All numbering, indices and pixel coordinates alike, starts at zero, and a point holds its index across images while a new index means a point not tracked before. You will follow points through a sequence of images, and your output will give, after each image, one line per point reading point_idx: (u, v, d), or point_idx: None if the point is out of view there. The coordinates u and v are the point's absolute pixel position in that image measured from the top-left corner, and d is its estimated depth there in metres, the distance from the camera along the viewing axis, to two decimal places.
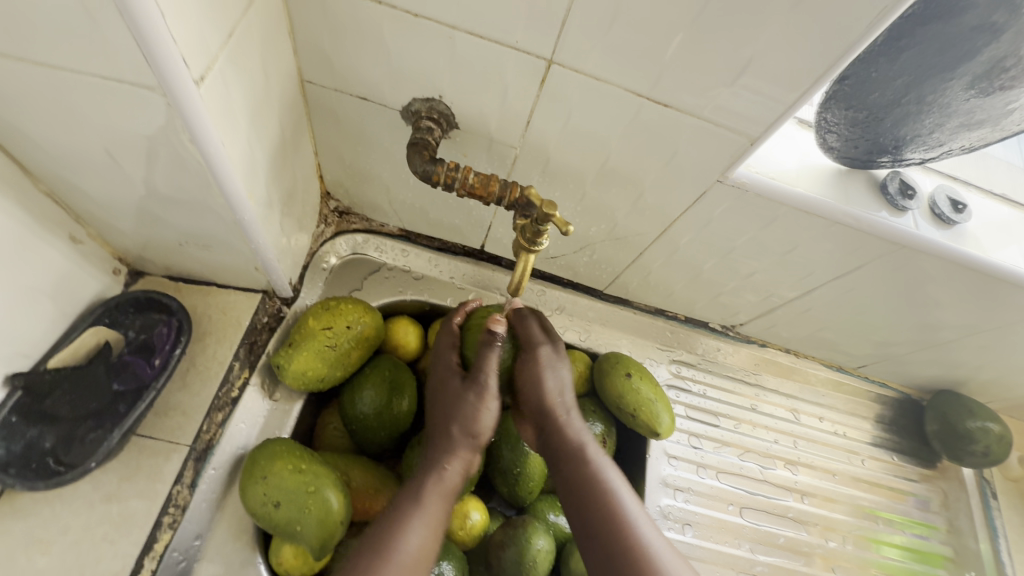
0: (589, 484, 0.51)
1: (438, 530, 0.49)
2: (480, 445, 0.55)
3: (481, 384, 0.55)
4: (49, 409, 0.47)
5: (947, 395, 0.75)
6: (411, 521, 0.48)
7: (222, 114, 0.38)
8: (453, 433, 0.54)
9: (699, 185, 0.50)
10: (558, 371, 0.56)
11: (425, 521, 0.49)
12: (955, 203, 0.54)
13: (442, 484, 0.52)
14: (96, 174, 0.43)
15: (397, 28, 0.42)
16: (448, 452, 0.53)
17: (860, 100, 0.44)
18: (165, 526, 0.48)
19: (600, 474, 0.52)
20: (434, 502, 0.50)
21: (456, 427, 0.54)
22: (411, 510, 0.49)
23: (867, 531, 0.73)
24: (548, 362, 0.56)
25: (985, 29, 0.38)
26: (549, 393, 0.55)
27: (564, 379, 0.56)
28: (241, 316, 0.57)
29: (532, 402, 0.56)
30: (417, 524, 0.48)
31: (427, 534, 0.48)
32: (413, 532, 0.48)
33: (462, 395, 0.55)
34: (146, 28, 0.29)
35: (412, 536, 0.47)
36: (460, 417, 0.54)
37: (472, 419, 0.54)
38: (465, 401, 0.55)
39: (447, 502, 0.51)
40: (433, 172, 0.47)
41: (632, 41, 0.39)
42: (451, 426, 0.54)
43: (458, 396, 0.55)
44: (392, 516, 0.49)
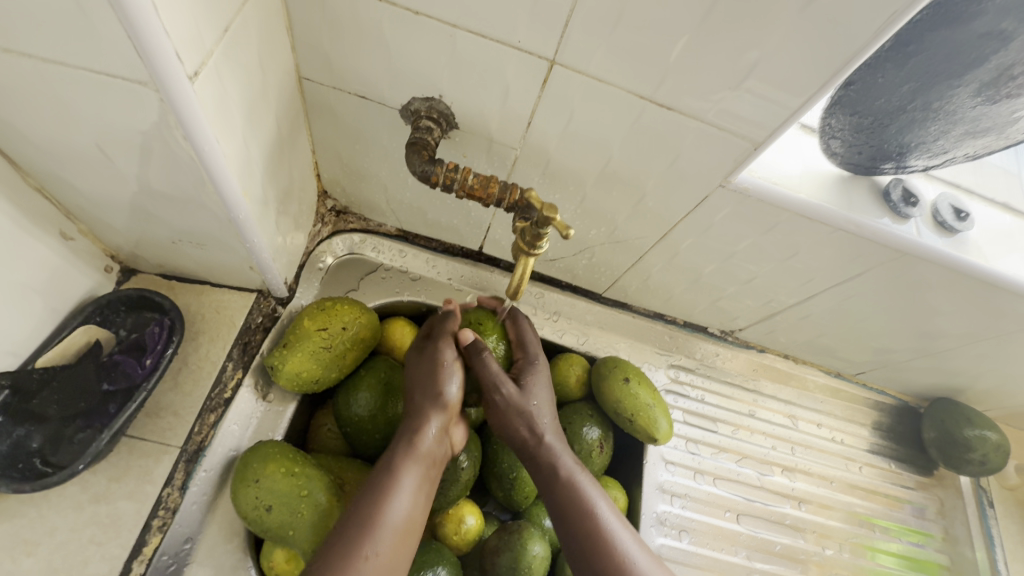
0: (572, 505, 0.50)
1: (421, 499, 0.48)
2: (450, 412, 0.53)
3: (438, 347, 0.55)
4: (36, 409, 0.46)
5: (945, 402, 0.75)
6: (395, 488, 0.47)
7: (217, 111, 0.37)
8: (422, 400, 0.52)
9: (701, 189, 0.50)
10: (534, 392, 0.55)
11: (406, 489, 0.47)
12: (958, 211, 0.53)
13: (416, 449, 0.49)
14: (87, 170, 0.42)
15: (397, 25, 0.42)
16: (422, 416, 0.51)
17: (865, 106, 0.44)
18: (155, 529, 0.48)
19: (576, 477, 0.52)
20: (412, 469, 0.48)
21: (423, 397, 0.53)
22: (391, 477, 0.47)
23: (863, 538, 0.72)
24: (536, 381, 0.55)
25: (992, 37, 0.37)
26: (517, 421, 0.53)
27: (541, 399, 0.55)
28: (235, 316, 0.57)
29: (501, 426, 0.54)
30: (404, 489, 0.47)
31: (410, 501, 0.47)
32: (397, 498, 0.46)
33: (427, 362, 0.54)
34: (137, 21, 0.29)
35: (395, 503, 0.46)
36: (426, 382, 0.53)
37: (439, 385, 0.53)
38: (422, 365, 0.54)
39: (425, 469, 0.49)
40: (433, 173, 0.46)
41: (636, 42, 0.39)
42: (417, 393, 0.53)
43: (419, 361, 0.55)
44: (374, 483, 0.47)
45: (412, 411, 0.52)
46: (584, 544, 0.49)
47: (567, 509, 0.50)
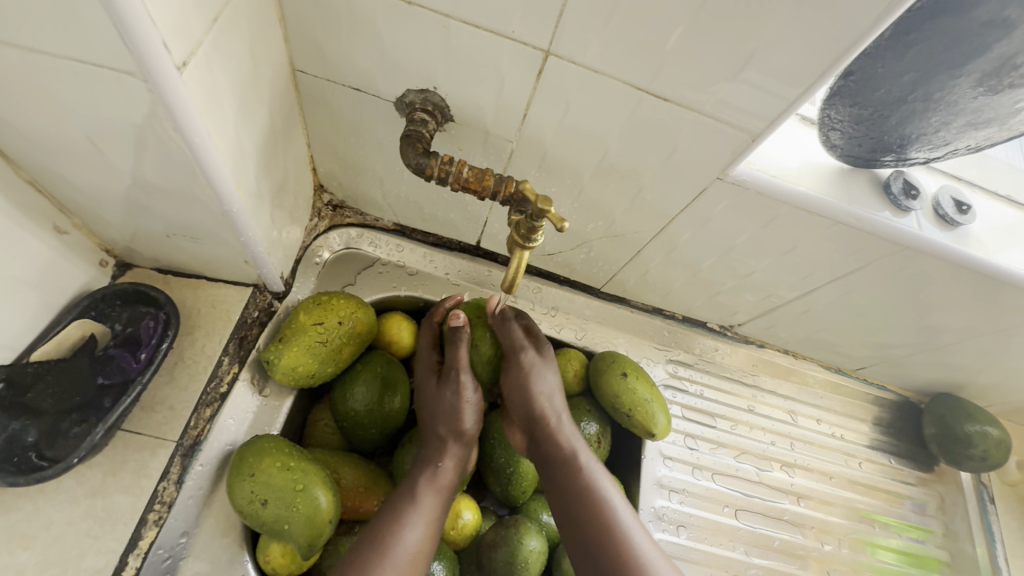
0: (581, 495, 0.52)
1: (435, 525, 0.50)
2: (467, 438, 0.55)
3: (456, 380, 0.55)
4: (30, 403, 0.46)
5: (946, 398, 0.75)
6: (410, 517, 0.49)
7: (208, 103, 0.37)
8: (440, 431, 0.55)
9: (699, 182, 0.49)
10: (545, 374, 0.56)
11: (420, 517, 0.49)
12: (959, 204, 0.53)
13: (433, 480, 0.52)
14: (79, 164, 0.42)
15: (390, 15, 0.41)
16: (440, 451, 0.54)
17: (865, 97, 0.43)
18: (150, 523, 0.48)
19: (591, 472, 0.53)
20: (428, 498, 0.51)
21: (442, 427, 0.55)
22: (407, 506, 0.49)
23: (863, 534, 0.72)
24: (538, 367, 0.56)
25: (995, 25, 0.36)
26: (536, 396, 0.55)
27: (553, 383, 0.56)
28: (231, 311, 0.57)
29: (518, 410, 0.56)
30: (415, 519, 0.49)
31: (423, 530, 0.48)
32: (411, 526, 0.48)
33: (443, 394, 0.55)
34: (121, 9, 0.28)
35: (409, 533, 0.48)
36: (445, 413, 0.55)
37: (456, 416, 0.55)
38: (442, 399, 0.55)
39: (440, 499, 0.51)
40: (428, 165, 0.46)
41: (631, 32, 0.38)
42: (436, 424, 0.55)
43: (437, 394, 0.56)
44: (391, 512, 0.49)
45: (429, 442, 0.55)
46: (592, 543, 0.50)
47: (577, 500, 0.52)
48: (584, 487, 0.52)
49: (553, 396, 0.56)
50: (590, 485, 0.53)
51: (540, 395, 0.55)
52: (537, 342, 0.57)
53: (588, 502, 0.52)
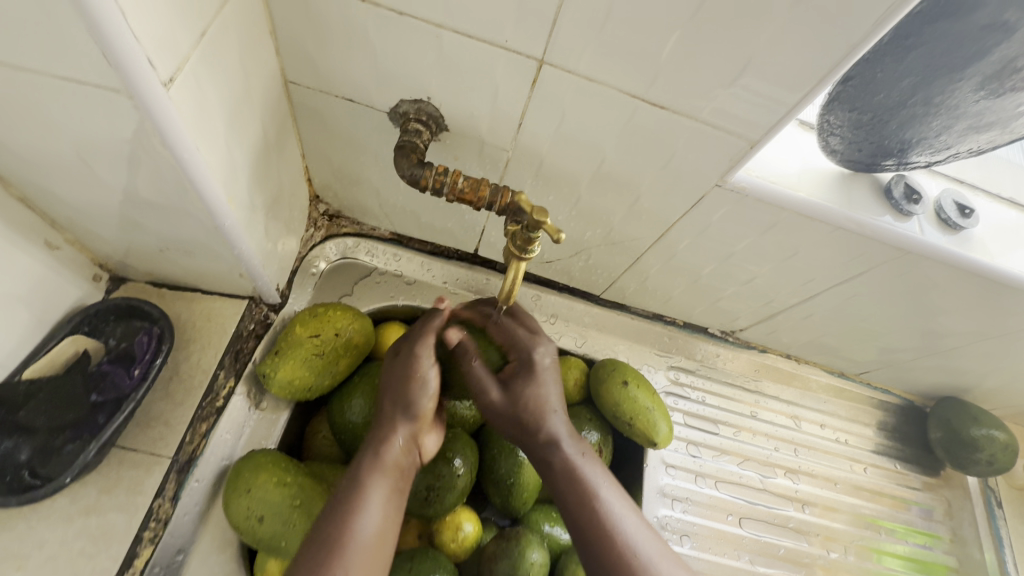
0: (575, 492, 0.48)
1: (392, 514, 0.46)
2: (423, 419, 0.49)
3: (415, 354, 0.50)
4: (24, 421, 0.46)
5: (951, 402, 0.74)
6: (362, 504, 0.44)
7: (196, 118, 0.36)
8: (392, 411, 0.49)
9: (697, 189, 0.49)
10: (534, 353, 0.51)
11: (373, 504, 0.45)
12: (962, 207, 0.52)
13: (381, 461, 0.46)
14: (69, 180, 0.41)
15: (381, 26, 0.41)
16: (391, 426, 0.48)
17: (865, 101, 0.43)
18: (146, 541, 0.47)
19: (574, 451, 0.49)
20: (378, 486, 0.45)
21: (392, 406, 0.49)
22: (357, 494, 0.45)
23: (868, 541, 0.71)
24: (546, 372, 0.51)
25: (996, 28, 0.36)
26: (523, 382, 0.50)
27: (544, 360, 0.51)
28: (227, 324, 0.56)
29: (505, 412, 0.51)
30: (372, 506, 0.44)
31: (380, 516, 0.44)
32: (366, 515, 0.44)
33: (399, 368, 0.50)
34: (105, 27, 0.28)
35: (363, 522, 0.43)
36: (396, 392, 0.49)
37: (406, 392, 0.49)
38: (396, 372, 0.50)
39: (394, 483, 0.46)
40: (422, 176, 0.45)
41: (626, 40, 0.38)
42: (388, 402, 0.49)
43: (392, 367, 0.51)
44: (337, 502, 0.44)
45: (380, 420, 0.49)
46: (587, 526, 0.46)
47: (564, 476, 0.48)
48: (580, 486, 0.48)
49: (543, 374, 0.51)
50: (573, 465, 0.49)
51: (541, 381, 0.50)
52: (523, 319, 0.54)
53: (579, 494, 0.47)
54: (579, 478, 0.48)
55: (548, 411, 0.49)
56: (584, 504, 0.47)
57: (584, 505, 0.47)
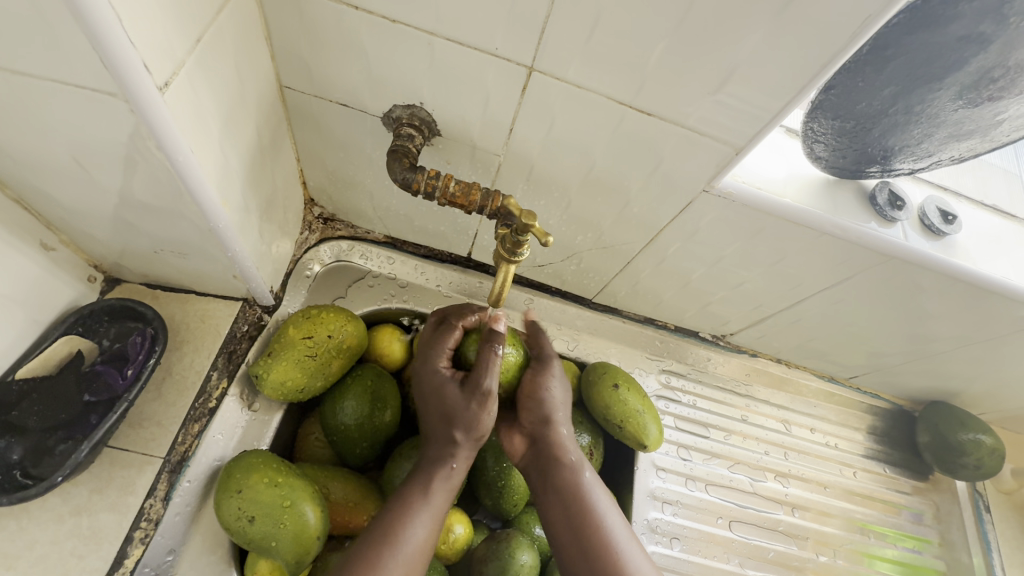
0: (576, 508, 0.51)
1: (439, 524, 0.49)
2: (474, 440, 0.51)
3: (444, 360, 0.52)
4: (14, 421, 0.46)
5: (940, 406, 0.75)
6: (411, 516, 0.48)
7: (192, 121, 0.37)
8: (437, 427, 0.51)
9: (685, 194, 0.49)
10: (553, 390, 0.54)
11: (424, 514, 0.48)
12: (945, 214, 0.53)
13: (434, 477, 0.50)
14: (66, 182, 0.42)
15: (374, 33, 0.42)
16: (446, 451, 0.51)
17: (847, 110, 0.43)
18: (137, 540, 0.47)
19: (583, 476, 0.53)
20: (428, 499, 0.49)
21: (457, 431, 0.50)
22: (406, 505, 0.48)
23: (858, 545, 0.72)
24: (556, 377, 0.55)
25: (972, 40, 0.37)
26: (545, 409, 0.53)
27: (559, 396, 0.54)
28: (221, 325, 0.56)
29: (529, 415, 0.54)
30: (421, 516, 0.48)
31: (426, 530, 0.48)
32: (414, 525, 0.47)
33: (431, 375, 0.52)
34: (102, 34, 0.28)
35: (411, 531, 0.47)
36: (443, 409, 0.50)
37: (454, 410, 0.50)
38: (434, 379, 0.51)
39: (440, 497, 0.50)
40: (414, 180, 0.46)
41: (614, 48, 0.39)
42: (427, 408, 0.52)
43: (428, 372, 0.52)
44: (390, 509, 0.48)
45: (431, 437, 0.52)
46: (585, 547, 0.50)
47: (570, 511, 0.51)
48: (578, 504, 0.52)
49: (561, 407, 0.54)
50: (584, 498, 0.52)
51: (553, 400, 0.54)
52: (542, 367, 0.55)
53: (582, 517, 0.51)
54: (581, 494, 0.52)
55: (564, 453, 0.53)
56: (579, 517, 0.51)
57: (582, 522, 0.51)
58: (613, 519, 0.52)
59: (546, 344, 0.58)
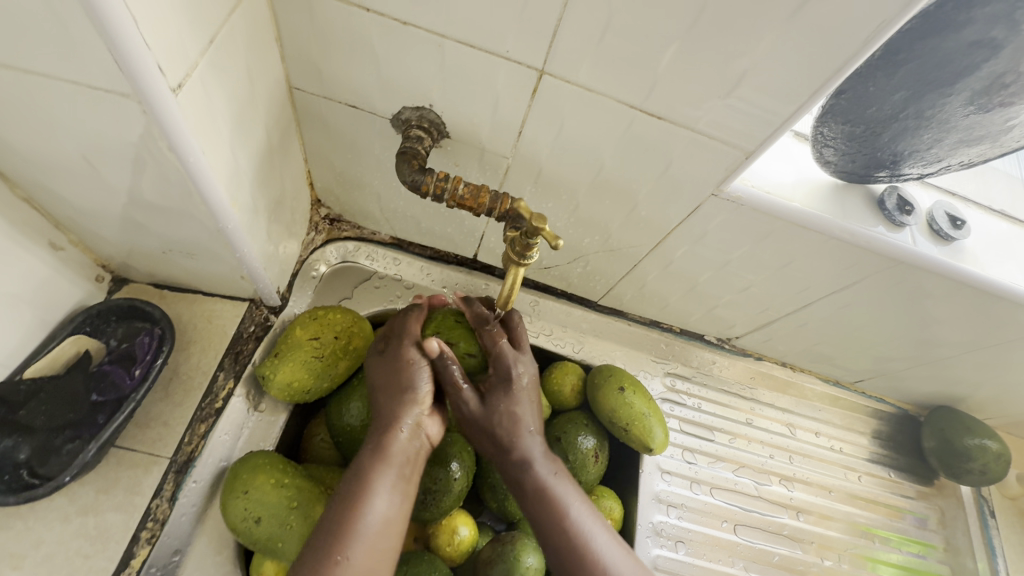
0: (546, 512, 0.47)
1: (401, 498, 0.44)
2: (423, 404, 0.48)
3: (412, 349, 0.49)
4: (23, 420, 0.46)
5: (945, 411, 0.74)
6: (369, 488, 0.43)
7: (203, 123, 0.37)
8: (391, 401, 0.48)
9: (693, 198, 0.49)
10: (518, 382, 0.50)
11: (382, 488, 0.43)
12: (953, 219, 0.53)
13: (388, 450, 0.45)
14: (76, 182, 0.42)
15: (385, 34, 0.42)
16: (398, 412, 0.47)
17: (857, 114, 0.43)
18: (143, 541, 0.47)
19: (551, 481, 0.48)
20: (386, 474, 0.44)
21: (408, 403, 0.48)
22: (363, 478, 0.43)
23: (863, 550, 0.71)
24: (516, 385, 0.50)
25: (983, 45, 0.37)
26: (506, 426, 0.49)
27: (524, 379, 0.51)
28: (227, 325, 0.56)
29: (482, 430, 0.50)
30: (381, 488, 0.43)
31: (387, 501, 0.43)
32: (372, 499, 0.43)
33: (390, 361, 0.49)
34: (117, 36, 0.28)
35: (372, 503, 0.42)
36: (392, 384, 0.48)
37: (405, 380, 0.48)
38: (392, 366, 0.49)
39: (399, 468, 0.45)
40: (423, 182, 0.46)
41: (625, 51, 0.39)
42: (383, 396, 0.48)
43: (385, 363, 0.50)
44: (345, 488, 0.43)
45: (381, 415, 0.48)
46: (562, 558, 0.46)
47: (540, 515, 0.47)
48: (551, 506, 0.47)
49: (527, 403, 0.50)
50: (555, 497, 0.47)
51: (514, 403, 0.50)
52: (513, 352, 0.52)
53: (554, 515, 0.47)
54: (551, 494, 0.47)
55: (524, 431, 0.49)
56: (552, 525, 0.47)
57: (555, 526, 0.46)
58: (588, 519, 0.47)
59: (501, 334, 0.52)
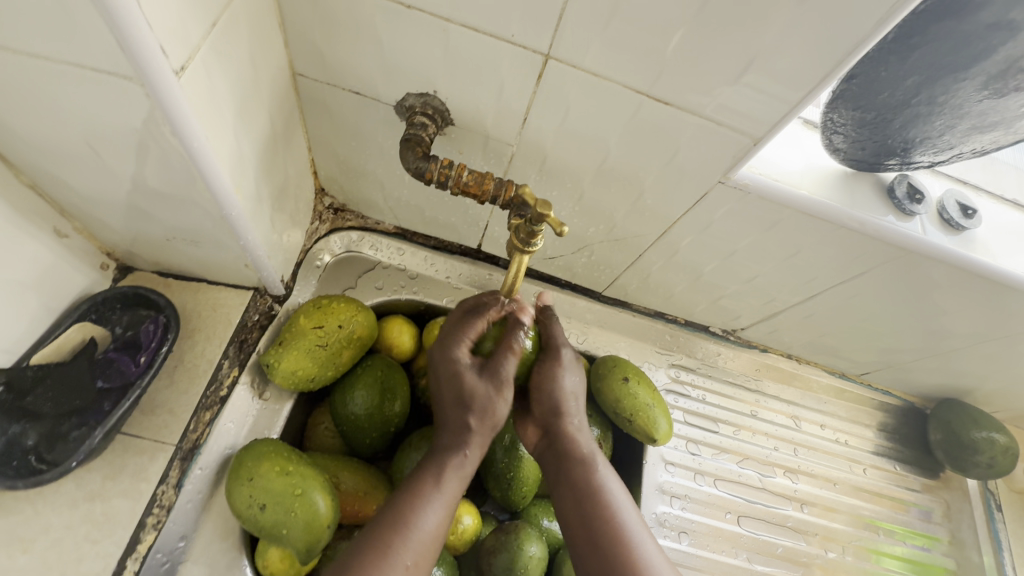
0: (592, 499, 0.51)
1: (452, 512, 0.48)
2: (490, 429, 0.51)
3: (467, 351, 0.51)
4: (30, 407, 0.46)
5: (951, 403, 0.74)
6: (427, 502, 0.47)
7: (206, 107, 0.37)
8: (466, 420, 0.50)
9: (700, 186, 0.49)
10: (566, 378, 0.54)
11: (440, 500, 0.48)
12: (964, 207, 0.52)
13: (453, 467, 0.49)
14: (80, 168, 0.42)
15: (389, 19, 0.41)
16: (462, 438, 0.50)
17: (868, 100, 0.43)
18: (149, 527, 0.48)
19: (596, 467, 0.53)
20: (446, 489, 0.48)
21: (470, 417, 0.50)
22: (423, 490, 0.47)
23: (867, 542, 0.71)
24: (568, 366, 0.55)
25: (1000, 27, 0.36)
26: (553, 395, 0.53)
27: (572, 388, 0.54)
28: (231, 314, 0.56)
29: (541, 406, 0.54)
30: (436, 503, 0.47)
31: (441, 515, 0.47)
32: (430, 511, 0.47)
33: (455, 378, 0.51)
34: (119, 16, 0.28)
35: (427, 518, 0.46)
36: (459, 399, 0.50)
37: (474, 400, 0.50)
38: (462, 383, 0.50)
39: (454, 487, 0.49)
40: (427, 169, 0.46)
41: (632, 35, 0.38)
42: (452, 410, 0.51)
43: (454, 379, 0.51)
44: (406, 493, 0.48)
45: (447, 425, 0.51)
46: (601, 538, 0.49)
47: (583, 498, 0.51)
48: (595, 492, 0.51)
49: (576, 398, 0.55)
50: (598, 484, 0.52)
51: (566, 392, 0.54)
52: (558, 351, 0.55)
53: (596, 503, 0.51)
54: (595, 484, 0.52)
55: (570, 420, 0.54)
56: (596, 508, 0.50)
57: (598, 511, 0.50)
58: (630, 514, 0.51)
59: (555, 322, 0.57)
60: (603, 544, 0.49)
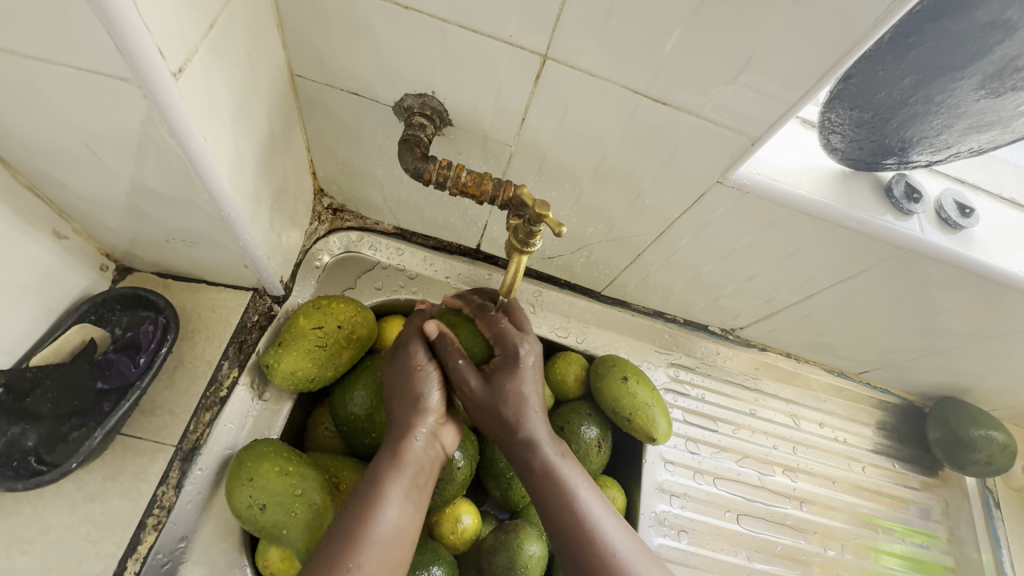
0: (553, 491, 0.47)
1: (410, 507, 0.45)
2: (435, 413, 0.49)
3: (431, 372, 0.50)
4: (30, 408, 0.46)
5: (950, 402, 0.74)
6: (381, 500, 0.44)
7: (204, 108, 0.37)
8: (408, 413, 0.49)
9: (698, 186, 0.49)
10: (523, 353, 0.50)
11: (394, 499, 0.45)
12: (962, 207, 0.52)
13: (405, 460, 0.47)
14: (78, 169, 0.42)
15: (387, 19, 0.41)
16: (410, 428, 0.48)
17: (866, 99, 0.43)
18: (149, 527, 0.48)
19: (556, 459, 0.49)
20: (399, 482, 0.45)
21: (414, 411, 0.49)
22: (376, 489, 0.44)
23: (866, 540, 0.71)
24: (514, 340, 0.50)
25: (996, 27, 0.36)
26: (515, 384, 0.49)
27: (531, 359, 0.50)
28: (231, 314, 0.57)
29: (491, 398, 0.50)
30: (390, 500, 0.44)
31: (397, 512, 0.44)
32: (383, 511, 0.44)
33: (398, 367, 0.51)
34: (116, 19, 0.28)
35: (381, 517, 0.43)
36: (405, 394, 0.50)
37: (419, 391, 0.49)
38: (404, 375, 0.50)
39: (412, 477, 0.46)
40: (425, 169, 0.46)
41: (630, 36, 0.38)
42: (399, 406, 0.50)
43: (400, 378, 0.50)
44: (359, 495, 0.45)
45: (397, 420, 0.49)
46: (567, 536, 0.46)
47: (544, 487, 0.47)
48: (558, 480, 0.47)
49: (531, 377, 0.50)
50: (560, 477, 0.48)
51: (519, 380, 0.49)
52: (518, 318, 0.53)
53: (557, 494, 0.47)
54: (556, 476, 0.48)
55: (530, 411, 0.48)
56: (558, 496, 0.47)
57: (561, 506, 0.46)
58: (596, 503, 0.47)
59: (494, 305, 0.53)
60: (570, 541, 0.45)
